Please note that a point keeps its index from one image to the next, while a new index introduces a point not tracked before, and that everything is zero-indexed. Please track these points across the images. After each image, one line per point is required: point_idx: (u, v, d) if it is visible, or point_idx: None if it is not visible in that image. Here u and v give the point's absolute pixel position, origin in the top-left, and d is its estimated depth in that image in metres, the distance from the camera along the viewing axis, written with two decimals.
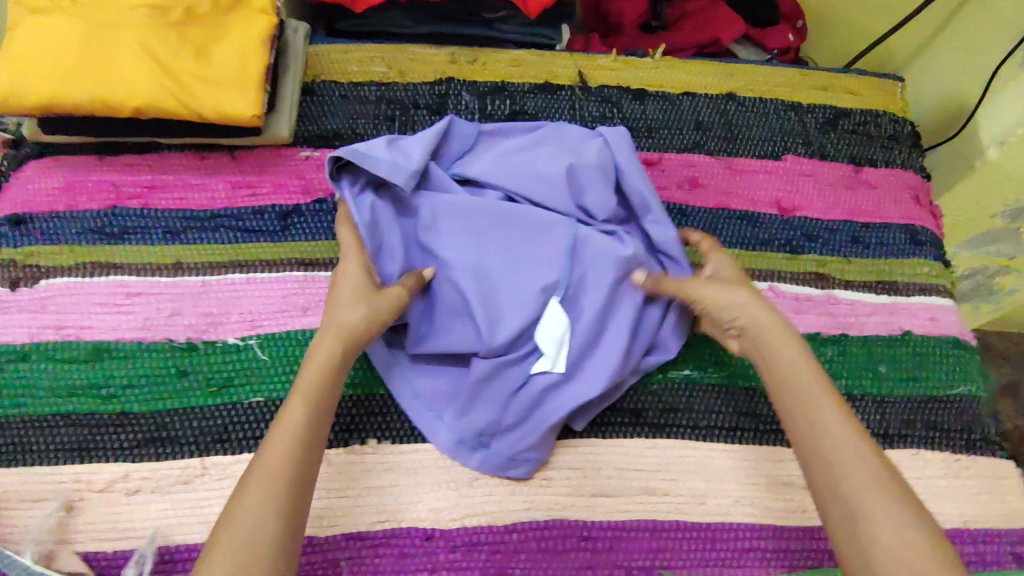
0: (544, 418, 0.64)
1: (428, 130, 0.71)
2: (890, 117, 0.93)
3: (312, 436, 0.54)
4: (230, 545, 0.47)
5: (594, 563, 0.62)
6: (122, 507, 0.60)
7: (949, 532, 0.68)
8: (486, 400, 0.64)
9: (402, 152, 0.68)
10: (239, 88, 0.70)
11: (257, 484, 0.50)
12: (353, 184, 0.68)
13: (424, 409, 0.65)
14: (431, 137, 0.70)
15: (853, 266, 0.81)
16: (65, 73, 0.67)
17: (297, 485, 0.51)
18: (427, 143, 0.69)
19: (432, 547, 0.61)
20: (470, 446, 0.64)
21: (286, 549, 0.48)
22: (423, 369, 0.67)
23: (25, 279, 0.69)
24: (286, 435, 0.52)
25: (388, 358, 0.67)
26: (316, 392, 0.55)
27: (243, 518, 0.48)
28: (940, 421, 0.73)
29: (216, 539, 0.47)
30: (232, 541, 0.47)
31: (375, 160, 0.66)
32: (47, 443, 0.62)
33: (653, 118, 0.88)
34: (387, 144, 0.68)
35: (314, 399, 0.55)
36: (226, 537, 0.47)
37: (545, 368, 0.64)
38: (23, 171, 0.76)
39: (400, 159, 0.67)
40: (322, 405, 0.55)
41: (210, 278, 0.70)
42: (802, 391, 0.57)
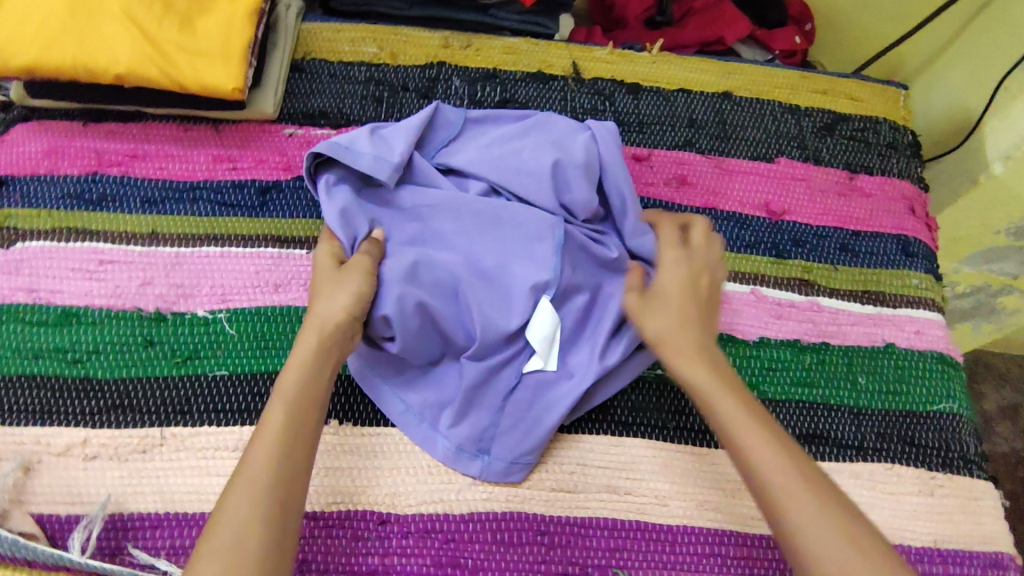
0: (541, 418, 0.63)
1: (410, 119, 0.70)
2: (889, 125, 0.91)
3: (293, 433, 0.54)
4: (216, 550, 0.47)
5: (548, 559, 0.61)
6: (78, 471, 0.60)
7: (918, 550, 0.66)
8: (482, 405, 0.63)
9: (383, 145, 0.67)
10: (222, 60, 0.70)
11: (240, 485, 0.51)
12: (335, 178, 0.67)
13: (417, 421, 0.64)
14: (412, 126, 0.69)
15: (840, 274, 0.80)
16: (51, 37, 0.68)
17: (279, 484, 0.51)
18: (407, 135, 0.68)
19: (385, 531, 0.60)
20: (469, 454, 0.63)
21: (271, 550, 0.48)
22: (410, 383, 0.65)
23: (1, 240, 0.69)
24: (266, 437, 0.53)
25: (372, 372, 0.64)
26: (298, 394, 0.56)
27: (230, 523, 0.49)
28: (918, 437, 0.72)
29: (205, 543, 0.48)
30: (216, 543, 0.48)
31: (356, 153, 0.66)
32: (10, 403, 0.62)
33: (645, 113, 0.86)
34: (367, 136, 0.67)
35: (294, 398, 0.55)
36: (211, 540, 0.48)
37: (537, 367, 0.64)
38: (8, 133, 0.76)
39: (379, 152, 0.67)
40: (302, 403, 0.55)
41: (185, 250, 0.70)
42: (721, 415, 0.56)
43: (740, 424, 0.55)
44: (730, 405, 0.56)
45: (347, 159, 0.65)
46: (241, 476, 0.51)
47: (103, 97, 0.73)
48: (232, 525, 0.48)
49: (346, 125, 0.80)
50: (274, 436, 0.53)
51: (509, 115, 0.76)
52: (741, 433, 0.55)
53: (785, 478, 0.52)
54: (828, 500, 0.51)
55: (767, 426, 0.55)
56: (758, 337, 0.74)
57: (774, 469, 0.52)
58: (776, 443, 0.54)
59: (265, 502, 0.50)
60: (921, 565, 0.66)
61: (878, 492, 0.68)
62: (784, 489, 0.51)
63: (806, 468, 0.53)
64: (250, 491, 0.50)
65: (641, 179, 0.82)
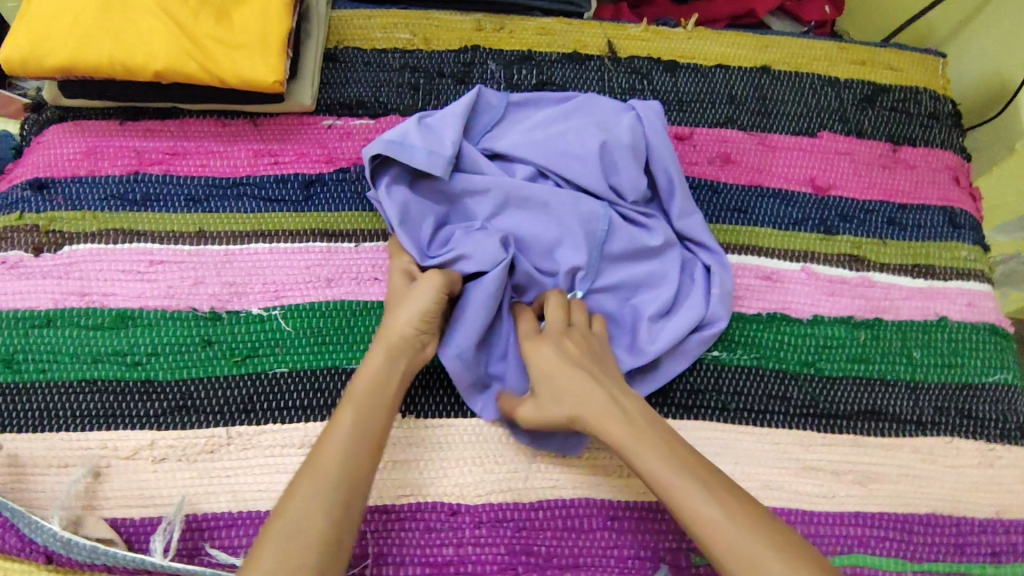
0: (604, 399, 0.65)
1: (456, 104, 0.68)
2: (930, 94, 0.88)
3: (364, 436, 0.54)
4: (279, 541, 0.48)
5: (619, 543, 0.61)
6: (148, 474, 0.60)
7: (980, 522, 0.67)
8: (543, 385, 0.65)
9: (435, 134, 0.66)
10: (261, 51, 0.69)
11: (306, 478, 0.51)
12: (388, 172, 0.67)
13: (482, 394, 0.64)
14: (459, 113, 0.67)
15: (889, 249, 0.79)
16: (87, 36, 0.66)
17: (347, 485, 0.51)
18: (457, 124, 0.67)
19: (457, 522, 0.61)
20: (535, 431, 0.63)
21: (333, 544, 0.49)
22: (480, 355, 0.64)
23: (49, 245, 0.68)
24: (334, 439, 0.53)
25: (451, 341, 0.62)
26: (367, 394, 0.56)
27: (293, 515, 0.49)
28: (975, 409, 0.72)
29: (265, 536, 0.48)
30: (275, 542, 0.48)
31: (409, 148, 0.65)
32: (73, 409, 0.62)
33: (684, 91, 0.85)
34: (416, 127, 0.66)
35: (365, 403, 0.56)
36: (272, 535, 0.48)
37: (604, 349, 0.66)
38: (44, 135, 0.74)
39: (431, 146, 0.65)
40: (374, 407, 0.56)
41: (233, 247, 0.69)
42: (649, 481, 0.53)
43: (673, 486, 0.52)
44: (657, 467, 0.53)
45: (403, 157, 0.64)
46: (308, 474, 0.51)
47: (139, 94, 0.71)
48: (296, 523, 0.48)
49: (383, 113, 0.78)
50: (343, 438, 0.53)
51: (552, 95, 0.74)
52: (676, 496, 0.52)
53: (729, 539, 0.49)
54: (766, 539, 0.49)
55: (696, 481, 0.52)
56: (812, 315, 0.74)
57: (711, 525, 0.50)
58: (710, 496, 0.51)
59: (331, 502, 0.50)
60: (985, 535, 0.67)
61: (937, 465, 0.69)
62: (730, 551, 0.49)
63: (752, 522, 0.50)
64: (317, 490, 0.50)
65: (685, 159, 0.81)
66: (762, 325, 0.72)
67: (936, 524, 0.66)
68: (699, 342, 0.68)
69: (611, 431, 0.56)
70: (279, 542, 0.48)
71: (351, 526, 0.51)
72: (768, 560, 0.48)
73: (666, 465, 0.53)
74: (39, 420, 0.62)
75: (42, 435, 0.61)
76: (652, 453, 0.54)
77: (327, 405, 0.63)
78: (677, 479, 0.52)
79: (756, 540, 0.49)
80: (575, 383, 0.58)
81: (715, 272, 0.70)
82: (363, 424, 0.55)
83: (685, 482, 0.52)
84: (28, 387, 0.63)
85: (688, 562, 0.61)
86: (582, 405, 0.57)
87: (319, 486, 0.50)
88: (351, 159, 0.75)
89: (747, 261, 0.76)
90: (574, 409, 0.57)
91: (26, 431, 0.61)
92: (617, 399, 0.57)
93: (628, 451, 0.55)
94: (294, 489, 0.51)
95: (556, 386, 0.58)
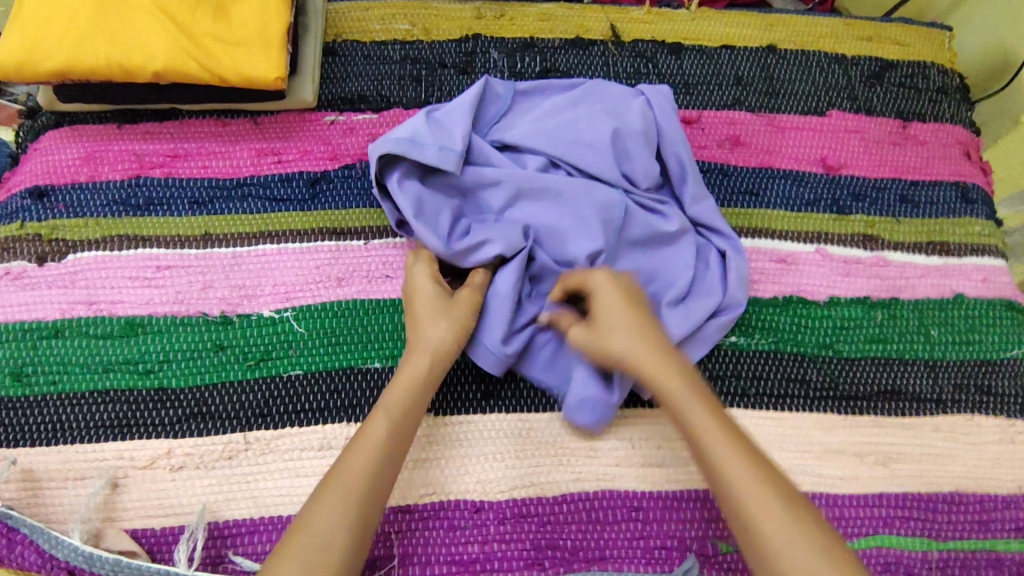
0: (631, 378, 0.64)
1: (464, 96, 0.67)
2: (938, 68, 0.87)
3: (394, 449, 0.54)
4: (303, 552, 0.48)
5: (646, 534, 0.61)
6: (167, 483, 0.59)
7: (1003, 498, 0.67)
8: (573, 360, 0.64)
9: (446, 129, 0.65)
10: (260, 48, 0.67)
11: (334, 490, 0.51)
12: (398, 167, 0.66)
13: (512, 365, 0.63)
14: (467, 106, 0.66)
15: (903, 227, 0.78)
16: (82, 38, 0.65)
17: (370, 500, 0.51)
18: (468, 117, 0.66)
19: (481, 519, 0.60)
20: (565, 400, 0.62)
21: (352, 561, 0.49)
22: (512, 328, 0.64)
23: (53, 253, 0.67)
24: (365, 449, 0.53)
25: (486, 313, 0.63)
26: (399, 409, 0.56)
27: (317, 527, 0.49)
28: (994, 385, 0.71)
29: (288, 544, 0.48)
30: (298, 551, 0.48)
31: (421, 145, 0.64)
32: (86, 420, 0.61)
33: (690, 74, 0.83)
34: (427, 123, 0.65)
35: (399, 416, 0.55)
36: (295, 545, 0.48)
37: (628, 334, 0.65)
38: (40, 142, 0.73)
39: (443, 142, 0.64)
40: (406, 421, 0.56)
41: (241, 250, 0.68)
42: (695, 438, 0.54)
43: (720, 444, 0.52)
44: (707, 425, 0.53)
45: (415, 154, 0.63)
46: (336, 483, 0.51)
47: (137, 96, 0.70)
48: (320, 535, 0.49)
49: (386, 107, 0.76)
50: (375, 449, 0.53)
51: (560, 82, 0.72)
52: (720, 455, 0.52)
53: (765, 506, 0.49)
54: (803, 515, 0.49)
55: (743, 445, 0.52)
56: (828, 297, 0.73)
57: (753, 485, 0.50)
58: (756, 462, 0.52)
59: (354, 515, 0.50)
60: (1009, 511, 0.66)
61: (959, 443, 0.68)
62: (762, 515, 0.49)
63: (790, 496, 0.50)
64: (345, 501, 0.50)
65: (694, 143, 0.79)
66: (778, 309, 0.72)
67: (960, 502, 0.66)
68: (718, 328, 0.67)
69: (669, 382, 0.56)
70: (304, 552, 0.48)
71: (369, 539, 0.51)
72: (806, 530, 0.48)
73: (717, 424, 0.53)
74: (52, 433, 0.61)
75: (56, 448, 0.60)
76: (705, 412, 0.54)
77: (345, 406, 0.62)
78: (724, 441, 0.52)
79: (792, 513, 0.49)
80: (636, 330, 0.58)
81: (730, 256, 0.68)
82: (395, 437, 0.55)
83: (732, 446, 0.52)
84: (39, 400, 0.62)
85: (715, 550, 0.60)
86: (642, 346, 0.58)
87: (347, 498, 0.50)
88: (356, 155, 0.73)
89: (760, 245, 0.75)
90: (632, 349, 0.57)
91: (39, 445, 0.60)
92: (677, 356, 0.58)
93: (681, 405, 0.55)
94: (322, 497, 0.51)
95: (617, 326, 0.59)
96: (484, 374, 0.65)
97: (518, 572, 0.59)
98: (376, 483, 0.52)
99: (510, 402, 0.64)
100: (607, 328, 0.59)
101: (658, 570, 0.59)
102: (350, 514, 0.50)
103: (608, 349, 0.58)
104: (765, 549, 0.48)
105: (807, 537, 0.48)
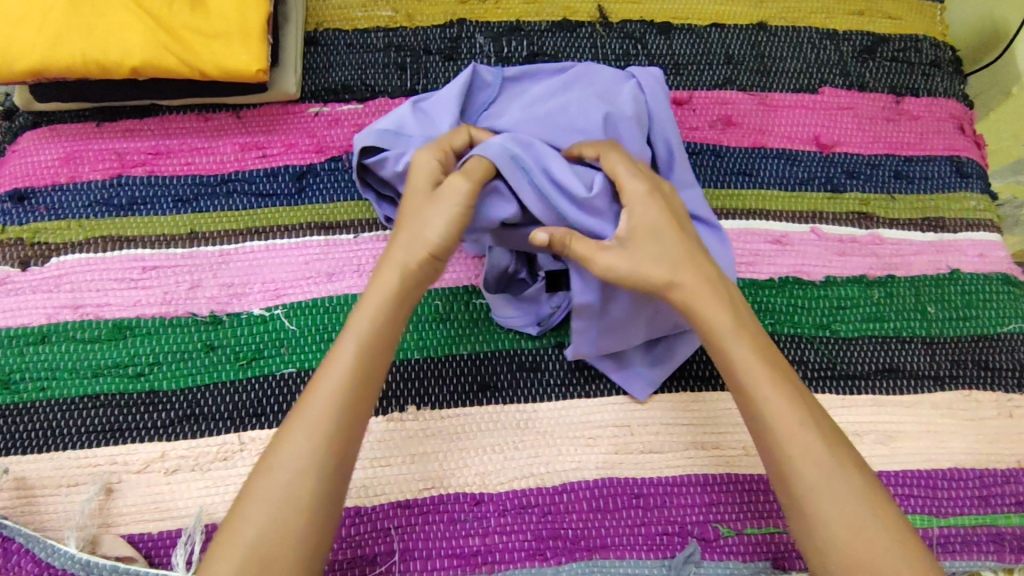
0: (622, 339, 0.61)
1: (452, 83, 0.65)
2: (931, 41, 0.85)
3: (362, 381, 0.50)
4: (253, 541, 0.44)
5: (647, 520, 0.60)
6: (162, 487, 0.58)
7: (1001, 472, 0.67)
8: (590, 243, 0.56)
9: (431, 118, 0.63)
10: (240, 39, 0.66)
11: (286, 450, 0.47)
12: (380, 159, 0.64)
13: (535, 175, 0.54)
14: (455, 93, 0.64)
15: (898, 204, 0.77)
16: (56, 35, 0.63)
17: (344, 437, 0.48)
18: (453, 104, 0.63)
19: (482, 511, 0.60)
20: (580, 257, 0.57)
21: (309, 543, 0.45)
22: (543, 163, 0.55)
23: (36, 258, 0.66)
24: (335, 378, 0.49)
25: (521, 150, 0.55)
26: (372, 332, 0.51)
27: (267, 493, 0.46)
28: (991, 360, 0.71)
29: (234, 527, 0.45)
30: (261, 500, 0.46)
31: (406, 138, 0.62)
32: (77, 425, 0.60)
33: (680, 53, 0.82)
34: (412, 115, 0.63)
35: (370, 335, 0.51)
36: (244, 526, 0.45)
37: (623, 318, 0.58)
38: (18, 143, 0.71)
39: (428, 132, 0.62)
40: (377, 351, 0.51)
41: (228, 247, 0.67)
42: (738, 367, 0.51)
43: (767, 380, 0.50)
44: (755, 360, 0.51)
45: (399, 147, 0.62)
46: (299, 423, 0.48)
47: (116, 92, 0.68)
48: (285, 485, 0.46)
49: (371, 96, 0.75)
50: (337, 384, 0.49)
51: (544, 67, 0.70)
52: (765, 388, 0.50)
53: (807, 444, 0.48)
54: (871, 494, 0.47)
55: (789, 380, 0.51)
56: (824, 278, 0.73)
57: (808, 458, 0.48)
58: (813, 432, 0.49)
59: (306, 474, 0.46)
60: (1009, 486, 0.67)
61: (957, 419, 0.68)
62: (804, 447, 0.48)
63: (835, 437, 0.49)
64: (312, 438, 0.47)
65: (685, 125, 0.78)
66: (774, 290, 0.71)
67: (959, 478, 0.66)
68: None
69: (713, 311, 0.52)
70: (268, 501, 0.46)
71: (347, 482, 0.48)
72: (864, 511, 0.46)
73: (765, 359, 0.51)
74: (42, 440, 0.60)
75: (48, 455, 0.59)
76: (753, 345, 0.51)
77: None
78: (768, 385, 0.50)
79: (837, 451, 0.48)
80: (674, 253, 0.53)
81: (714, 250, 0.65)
82: (369, 362, 0.50)
83: (775, 381, 0.50)
84: (28, 407, 0.61)
85: (716, 534, 0.60)
86: (683, 274, 0.53)
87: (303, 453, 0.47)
88: (341, 147, 0.72)
89: (755, 226, 0.74)
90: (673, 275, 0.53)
91: (31, 452, 0.60)
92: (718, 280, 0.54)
93: (727, 333, 0.52)
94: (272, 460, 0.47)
95: (653, 248, 0.53)
96: (480, 365, 0.65)
97: (520, 563, 0.58)
98: (347, 415, 0.48)
99: (507, 393, 0.64)
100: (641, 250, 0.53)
101: (660, 557, 0.59)
102: (317, 455, 0.47)
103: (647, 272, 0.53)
104: (808, 492, 0.47)
105: (851, 478, 0.47)
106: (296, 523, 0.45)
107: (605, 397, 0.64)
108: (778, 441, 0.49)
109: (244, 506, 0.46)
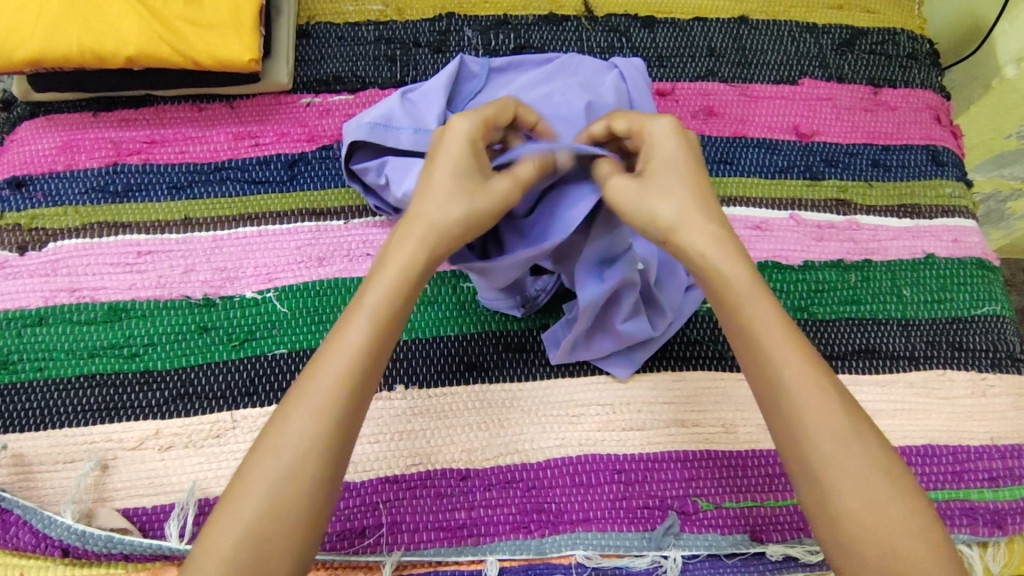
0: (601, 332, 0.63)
1: (440, 72, 0.66)
2: (908, 35, 0.87)
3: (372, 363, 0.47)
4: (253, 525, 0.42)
5: (628, 494, 0.62)
6: (156, 463, 0.60)
7: (973, 449, 0.69)
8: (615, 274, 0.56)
9: (418, 109, 0.64)
10: (233, 29, 0.68)
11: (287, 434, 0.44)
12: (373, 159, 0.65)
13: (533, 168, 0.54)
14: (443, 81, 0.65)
15: (875, 191, 0.79)
16: (55, 26, 0.65)
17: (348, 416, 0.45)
18: (439, 95, 0.64)
19: (468, 486, 0.61)
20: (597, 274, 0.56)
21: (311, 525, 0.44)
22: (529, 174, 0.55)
23: (33, 243, 0.68)
24: (343, 357, 0.46)
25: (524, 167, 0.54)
26: (388, 311, 0.48)
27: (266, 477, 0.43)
28: (965, 341, 0.73)
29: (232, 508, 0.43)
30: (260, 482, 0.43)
31: (395, 130, 0.63)
32: (73, 403, 0.62)
33: (664, 46, 0.84)
34: (400, 106, 0.64)
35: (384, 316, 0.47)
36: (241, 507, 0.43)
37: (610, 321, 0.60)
38: (17, 132, 0.73)
39: (417, 124, 0.63)
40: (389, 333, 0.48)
41: (221, 233, 0.69)
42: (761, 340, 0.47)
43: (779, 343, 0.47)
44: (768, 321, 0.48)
45: (389, 139, 0.62)
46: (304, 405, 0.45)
47: (112, 82, 0.71)
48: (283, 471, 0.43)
49: (362, 87, 0.77)
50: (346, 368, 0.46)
51: (523, 61, 0.71)
52: (779, 357, 0.47)
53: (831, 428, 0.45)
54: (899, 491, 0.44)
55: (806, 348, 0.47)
56: (802, 262, 0.75)
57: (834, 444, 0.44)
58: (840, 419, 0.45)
59: (311, 458, 0.44)
60: (981, 461, 0.68)
61: (931, 398, 0.70)
62: (818, 420, 0.45)
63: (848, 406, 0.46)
64: (317, 419, 0.45)
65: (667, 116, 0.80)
66: None
67: (933, 455, 0.68)
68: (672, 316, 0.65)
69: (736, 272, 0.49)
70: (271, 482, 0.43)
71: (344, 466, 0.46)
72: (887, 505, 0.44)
73: (779, 321, 0.48)
74: (39, 418, 0.62)
75: (45, 432, 0.61)
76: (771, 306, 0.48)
77: None
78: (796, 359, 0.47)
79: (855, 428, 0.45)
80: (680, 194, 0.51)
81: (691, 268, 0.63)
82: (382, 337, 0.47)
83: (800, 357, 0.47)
84: (25, 387, 0.63)
85: (695, 507, 0.62)
86: (690, 222, 0.50)
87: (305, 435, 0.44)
88: (332, 136, 0.74)
89: (735, 213, 0.77)
90: (683, 219, 0.50)
91: (28, 430, 0.61)
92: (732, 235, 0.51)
93: (740, 297, 0.48)
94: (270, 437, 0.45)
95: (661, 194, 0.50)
96: (467, 346, 0.66)
97: (505, 535, 0.60)
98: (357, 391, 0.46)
99: (493, 373, 0.65)
100: (652, 188, 0.51)
101: (641, 529, 0.61)
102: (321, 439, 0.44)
103: (653, 211, 0.50)
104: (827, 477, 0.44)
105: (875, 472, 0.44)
106: (294, 506, 0.43)
107: (588, 377, 0.66)
108: (786, 415, 0.46)
109: (243, 488, 0.43)
